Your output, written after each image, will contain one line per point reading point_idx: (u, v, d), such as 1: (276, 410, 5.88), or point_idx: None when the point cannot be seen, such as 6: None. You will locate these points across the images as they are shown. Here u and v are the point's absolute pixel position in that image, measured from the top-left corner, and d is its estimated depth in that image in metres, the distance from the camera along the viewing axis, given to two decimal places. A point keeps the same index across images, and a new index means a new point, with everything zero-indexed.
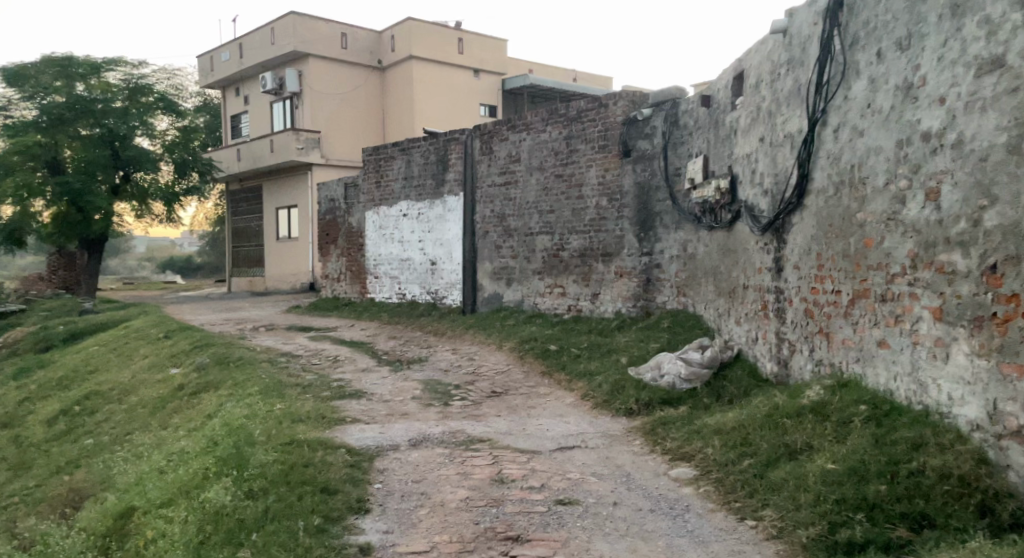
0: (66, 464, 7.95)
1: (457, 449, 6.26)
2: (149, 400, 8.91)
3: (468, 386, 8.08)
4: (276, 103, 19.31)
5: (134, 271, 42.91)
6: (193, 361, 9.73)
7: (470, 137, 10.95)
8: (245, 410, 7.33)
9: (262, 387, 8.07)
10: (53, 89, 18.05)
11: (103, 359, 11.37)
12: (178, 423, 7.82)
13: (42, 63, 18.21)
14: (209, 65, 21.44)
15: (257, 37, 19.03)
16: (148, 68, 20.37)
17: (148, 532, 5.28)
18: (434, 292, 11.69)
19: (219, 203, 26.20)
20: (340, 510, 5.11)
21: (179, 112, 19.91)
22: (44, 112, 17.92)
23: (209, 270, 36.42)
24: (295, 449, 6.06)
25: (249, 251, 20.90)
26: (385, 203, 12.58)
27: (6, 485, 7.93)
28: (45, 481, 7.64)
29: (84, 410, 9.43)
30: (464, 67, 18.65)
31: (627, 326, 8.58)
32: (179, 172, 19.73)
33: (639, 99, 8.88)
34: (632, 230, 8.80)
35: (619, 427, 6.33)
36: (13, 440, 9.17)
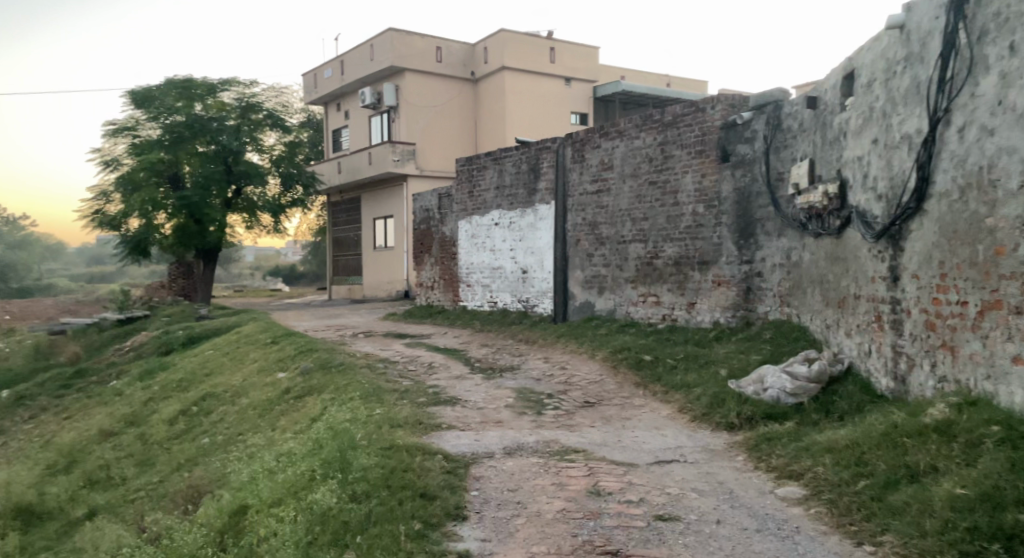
0: (186, 461, 8.40)
1: (552, 459, 6.22)
2: (259, 402, 9.31)
3: (561, 395, 8.03)
4: (374, 117, 19.89)
5: (242, 280, 45.25)
6: (299, 366, 10.09)
7: (562, 145, 10.93)
8: (348, 414, 7.53)
9: (363, 392, 8.28)
10: (175, 109, 18.97)
11: (217, 363, 11.96)
12: (285, 426, 8.12)
13: (165, 86, 19.44)
14: (313, 83, 22.33)
15: (357, 54, 19.67)
16: (260, 87, 21.18)
17: (260, 530, 5.55)
18: (526, 300, 11.71)
19: (321, 214, 27.24)
20: (439, 516, 5.18)
21: (287, 128, 20.88)
22: (167, 131, 18.90)
23: (311, 279, 37.98)
24: (395, 454, 6.18)
25: (348, 260, 21.56)
26: (478, 212, 12.71)
27: (132, 480, 8.44)
28: (167, 478, 8.09)
29: (200, 411, 9.94)
30: (555, 76, 18.65)
31: (726, 337, 8.33)
32: (286, 186, 20.70)
33: (738, 102, 8.61)
34: (732, 237, 8.54)
35: (718, 442, 6.14)
36: (139, 437, 9.77)
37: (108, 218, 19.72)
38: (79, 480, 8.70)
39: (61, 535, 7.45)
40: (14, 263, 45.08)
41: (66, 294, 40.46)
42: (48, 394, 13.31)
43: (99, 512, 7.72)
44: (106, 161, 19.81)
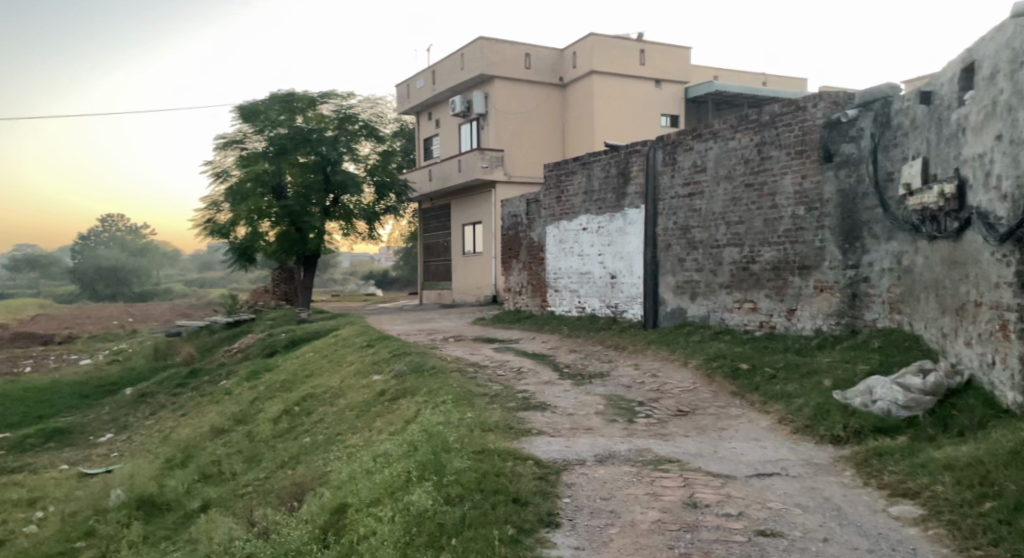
0: (289, 459, 8.71)
1: (645, 468, 6.10)
2: (356, 403, 9.56)
3: (653, 403, 7.88)
4: (463, 125, 20.17)
5: (338, 284, 46.80)
6: (393, 369, 10.32)
7: (652, 148, 10.75)
8: (441, 417, 7.63)
9: (455, 395, 8.38)
10: (278, 123, 19.89)
11: (316, 365, 12.37)
12: (380, 427, 8.31)
13: (270, 100, 20.36)
14: (406, 93, 22.86)
15: (448, 63, 20.01)
16: (356, 98, 21.82)
17: (360, 529, 5.69)
18: (615, 306, 11.58)
19: (413, 220, 27.83)
20: (532, 522, 5.20)
21: (381, 138, 21.53)
22: (271, 143, 19.80)
23: (403, 284, 38.89)
24: (488, 458, 6.22)
25: (438, 266, 21.90)
26: (566, 217, 12.66)
27: (241, 476, 8.82)
28: (272, 474, 8.42)
29: (301, 411, 10.29)
30: (645, 78, 18.41)
31: (829, 346, 7.98)
32: (380, 194, 21.28)
33: (843, 99, 8.26)
34: (835, 240, 8.18)
35: (823, 456, 5.88)
36: (246, 434, 10.21)
37: (218, 226, 20.77)
38: (193, 473, 9.16)
39: (178, 525, 7.86)
40: (137, 269, 48.31)
41: (182, 298, 42.99)
42: (165, 392, 14.10)
43: (212, 505, 8.10)
44: (218, 173, 20.86)
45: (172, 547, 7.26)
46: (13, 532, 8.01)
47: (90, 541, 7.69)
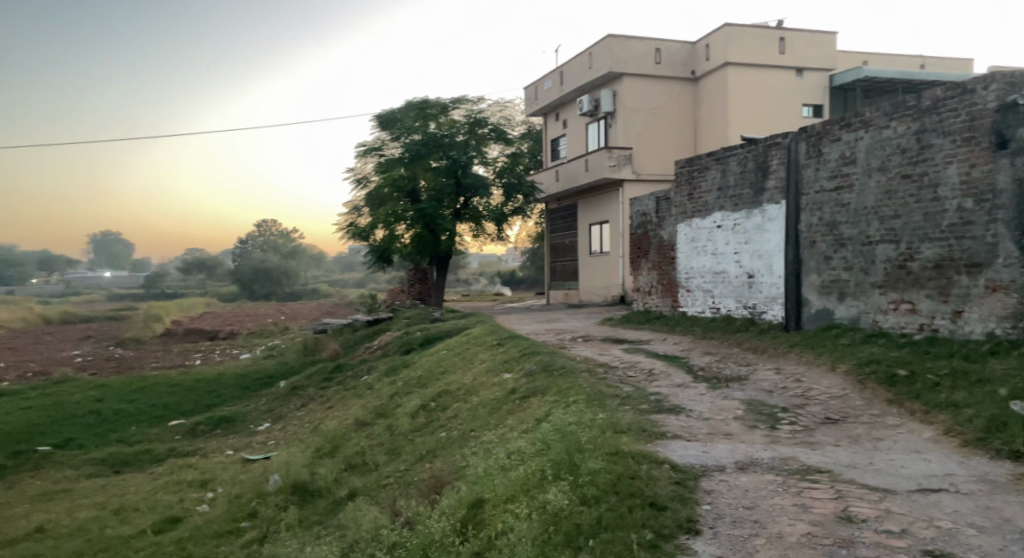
0: (427, 453, 8.93)
1: (792, 478, 5.76)
2: (488, 400, 9.66)
3: (798, 410, 7.45)
4: (591, 124, 20.02)
5: (469, 284, 47.88)
6: (523, 368, 10.35)
7: (795, 140, 10.21)
8: (573, 417, 7.55)
9: (586, 395, 8.29)
10: (413, 129, 20.67)
11: (450, 362, 12.62)
12: (513, 425, 8.35)
13: (406, 107, 21.07)
14: (533, 95, 23.01)
15: (576, 63, 19.91)
16: (485, 102, 22.24)
17: (498, 524, 5.75)
18: (753, 307, 11.08)
19: (541, 221, 27.98)
20: (670, 527, 5.09)
21: (509, 140, 21.71)
22: (407, 149, 20.46)
23: (532, 284, 39.22)
24: (623, 460, 6.10)
25: (566, 265, 21.85)
26: (699, 214, 12.26)
27: (383, 467, 9.12)
28: (412, 467, 8.66)
29: (438, 407, 10.51)
30: (785, 68, 17.57)
31: (1004, 352, 7.26)
32: (509, 194, 21.51)
33: (1019, 80, 7.50)
34: (1012, 235, 7.44)
35: (1001, 473, 5.36)
36: (387, 428, 10.57)
37: (358, 230, 21.77)
38: (340, 463, 9.57)
39: (329, 511, 8.23)
40: (286, 270, 51.51)
41: (328, 298, 45.46)
42: (314, 385, 14.88)
43: (358, 494, 8.43)
44: (359, 179, 21.87)
45: (322, 532, 7.61)
46: (188, 510, 8.67)
47: (253, 522, 8.21)
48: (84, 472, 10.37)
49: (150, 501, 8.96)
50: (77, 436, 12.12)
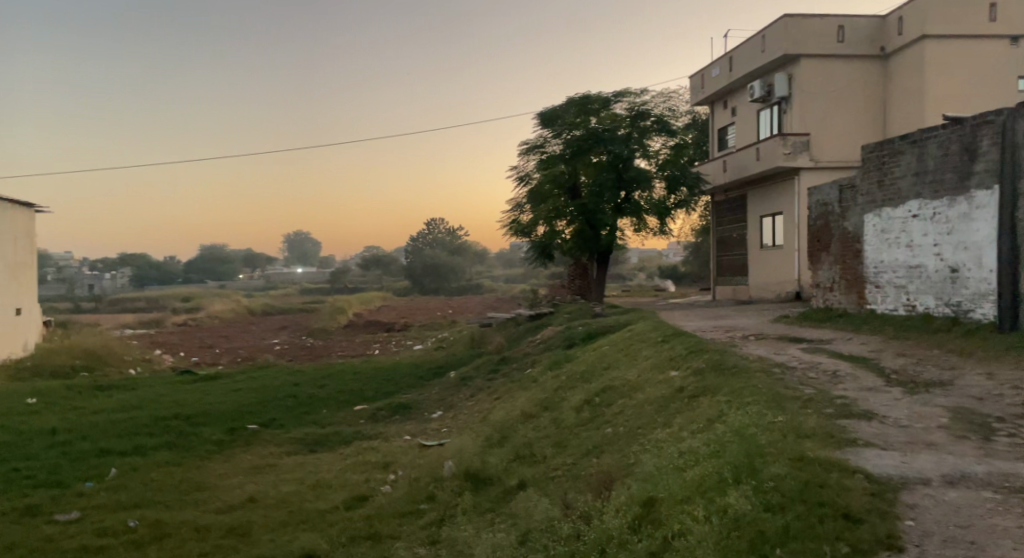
0: (594, 447, 8.83)
1: (1014, 498, 5.11)
2: (655, 398, 9.39)
3: (1017, 421, 6.64)
4: (763, 110, 19.03)
5: (630, 279, 47.38)
6: (692, 365, 9.97)
7: (1011, 117, 9.13)
8: (750, 418, 7.14)
9: (764, 397, 7.84)
10: (575, 125, 20.77)
11: (615, 357, 12.45)
12: (682, 424, 8.05)
13: (567, 104, 21.23)
14: (700, 83, 22.22)
15: (747, 47, 18.98)
16: (649, 94, 21.76)
17: (675, 525, 5.55)
18: (957, 305, 10.05)
19: (707, 214, 27.05)
20: (869, 542, 4.67)
21: (673, 131, 21.02)
22: (568, 145, 20.60)
23: (695, 279, 38.18)
24: (808, 467, 5.66)
25: (734, 260, 20.96)
26: (890, 203, 11.29)
27: (551, 459, 9.12)
28: (579, 461, 8.59)
29: (603, 402, 10.38)
30: (994, 38, 15.81)
31: None
32: (671, 187, 20.71)
33: None
34: None
35: None
36: (554, 421, 10.57)
37: (521, 226, 22.08)
38: (509, 454, 9.69)
39: (500, 500, 8.34)
40: (453, 266, 53.47)
41: (494, 292, 46.69)
42: (482, 377, 15.23)
43: (528, 485, 8.47)
44: (521, 176, 22.19)
45: (496, 519, 7.72)
46: (373, 490, 9.13)
47: (432, 504, 8.50)
48: (284, 449, 11.21)
49: (340, 479, 9.53)
50: (278, 416, 13.14)
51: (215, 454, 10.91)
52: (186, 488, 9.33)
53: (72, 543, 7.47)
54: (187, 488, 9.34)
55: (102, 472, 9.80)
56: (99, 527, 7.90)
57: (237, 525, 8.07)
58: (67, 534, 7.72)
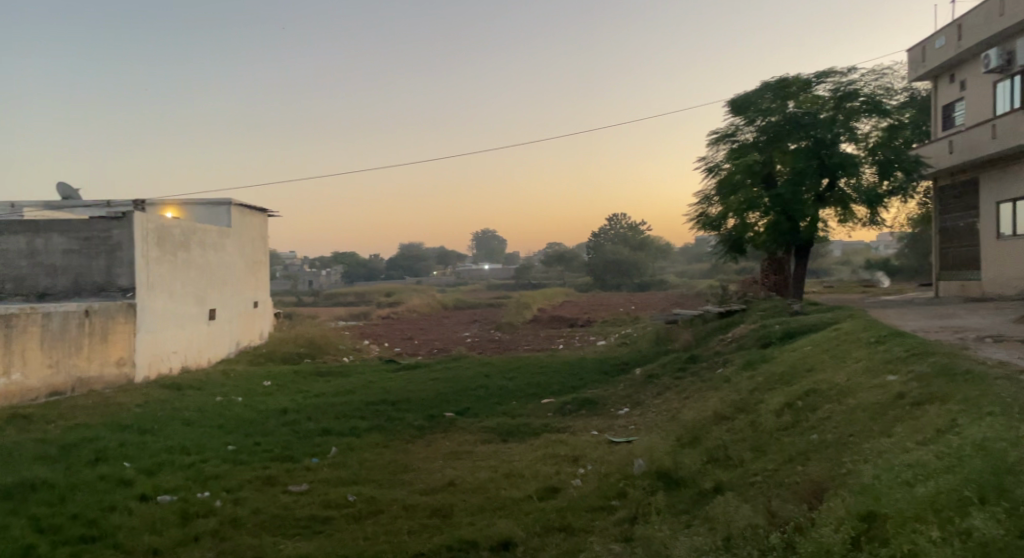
0: (798, 454, 8.21)
1: None
2: (869, 404, 8.56)
3: None
4: (1000, 82, 16.88)
5: (830, 276, 44.27)
6: (914, 369, 8.99)
7: None
8: (990, 430, 6.28)
9: (1009, 407, 6.85)
10: (771, 110, 19.51)
11: (819, 359, 11.56)
12: (903, 433, 7.26)
13: (763, 89, 20.11)
14: (921, 56, 20.15)
15: (981, 12, 16.92)
16: (859, 72, 20.01)
17: (905, 544, 5.01)
18: None
19: (925, 202, 24.54)
20: None
21: (886, 111, 19.05)
22: (763, 132, 19.52)
23: (907, 275, 34.90)
24: None
25: (961, 253, 18.79)
26: None
27: (750, 464, 8.59)
28: (782, 467, 8.03)
29: (807, 406, 9.63)
30: None
31: None
32: (884, 173, 18.83)
33: None
34: None
35: None
36: (751, 424, 9.98)
37: (710, 219, 21.23)
38: (702, 455, 9.29)
39: (695, 503, 7.98)
40: (638, 262, 52.82)
41: (681, 288, 45.55)
42: (669, 374, 14.82)
43: (724, 489, 8.03)
44: (710, 168, 21.32)
45: (693, 522, 7.40)
46: (563, 482, 9.12)
47: (624, 501, 8.33)
48: (479, 438, 11.53)
49: (533, 469, 9.62)
50: (472, 405, 13.56)
51: (418, 439, 11.45)
52: (394, 470, 9.84)
53: (303, 513, 8.12)
54: (394, 469, 9.85)
55: (324, 450, 10.60)
56: (324, 500, 8.52)
57: (439, 507, 8.37)
58: (299, 504, 8.42)
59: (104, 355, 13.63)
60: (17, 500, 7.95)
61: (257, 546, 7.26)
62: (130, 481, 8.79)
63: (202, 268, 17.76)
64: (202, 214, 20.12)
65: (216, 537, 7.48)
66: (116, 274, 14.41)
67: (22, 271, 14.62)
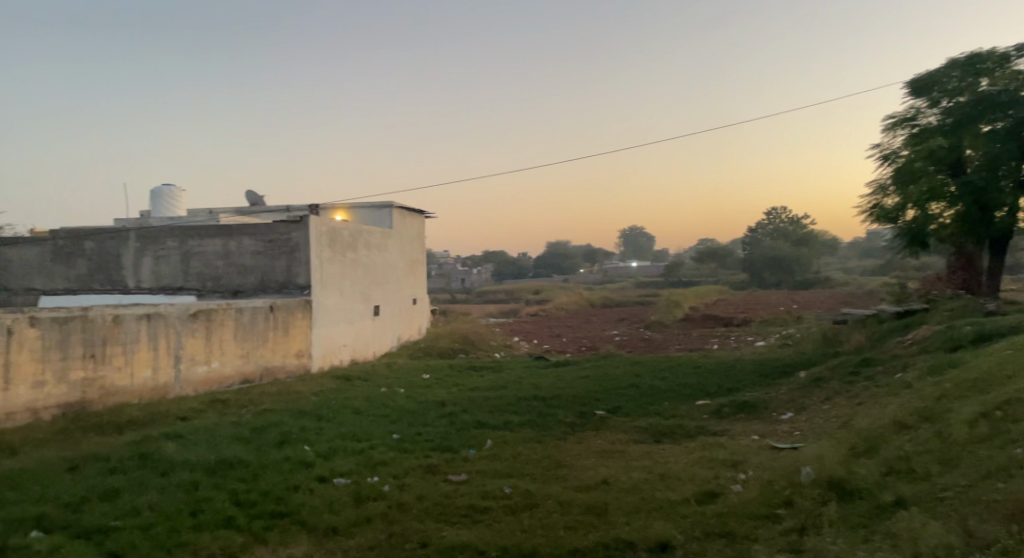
0: (998, 469, 7.33)
1: None
2: None
3: None
4: None
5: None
6: None
7: None
8: None
9: None
10: (959, 91, 17.91)
11: (1021, 365, 10.28)
12: None
13: (948, 67, 18.46)
14: None
15: None
16: None
17: None
18: None
19: None
20: None
21: None
22: (949, 114, 17.85)
23: None
24: None
25: None
26: None
27: (938, 477, 7.78)
28: (978, 484, 7.20)
29: (1007, 417, 8.60)
30: None
31: None
32: None
33: None
34: None
35: None
36: (938, 434, 9.07)
37: (886, 211, 19.58)
38: (880, 466, 8.56)
39: (873, 517, 7.36)
40: (801, 258, 50.00)
41: (848, 286, 42.62)
42: (838, 378, 13.84)
43: (909, 504, 7.32)
44: (886, 155, 19.66)
45: (872, 537, 6.83)
46: (724, 487, 8.74)
47: (792, 511, 7.85)
48: (631, 437, 11.32)
49: (689, 472, 9.30)
50: (624, 404, 13.35)
51: (570, 435, 11.43)
52: (547, 465, 9.84)
53: (463, 502, 8.30)
54: (548, 464, 9.86)
55: (480, 442, 10.82)
56: (482, 490, 8.68)
57: (595, 504, 8.27)
58: (458, 493, 8.61)
59: (286, 347, 14.70)
60: (216, 475, 8.70)
61: (422, 531, 7.49)
62: (309, 463, 9.38)
63: (367, 267, 18.71)
64: (367, 216, 21.22)
65: (386, 520, 7.82)
66: (295, 273, 15.61)
67: (220, 271, 15.89)
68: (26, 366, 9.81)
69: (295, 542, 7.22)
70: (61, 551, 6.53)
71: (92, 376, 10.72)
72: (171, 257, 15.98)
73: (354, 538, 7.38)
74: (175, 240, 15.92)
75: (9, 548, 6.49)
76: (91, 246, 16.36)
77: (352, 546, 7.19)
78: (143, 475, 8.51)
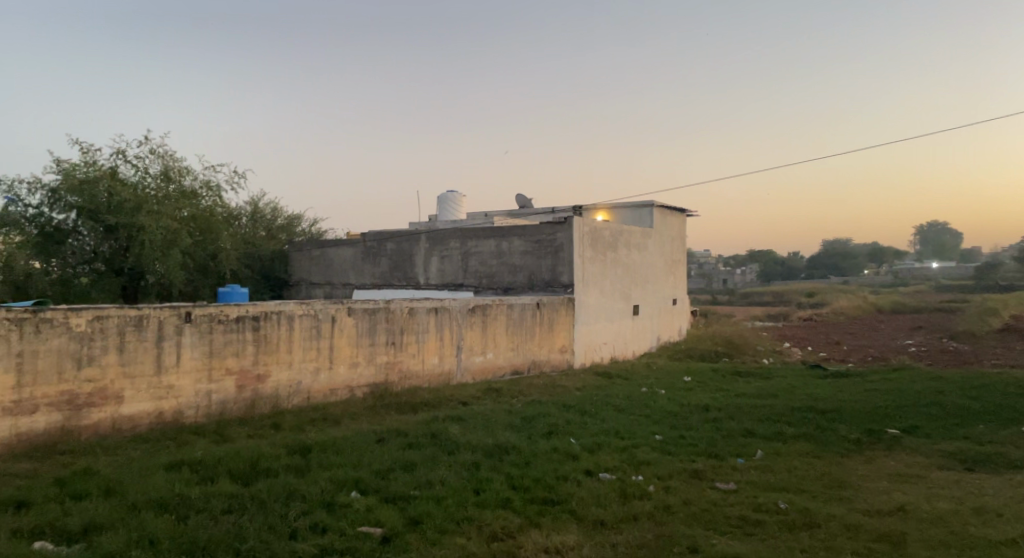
0: None
1: None
2: None
3: None
4: None
5: None
6: None
7: None
8: None
9: None
10: None
11: None
12: None
13: None
14: None
15: None
16: None
17: None
18: None
19: None
20: None
21: None
22: None
23: None
24: None
25: None
26: None
27: None
28: None
29: None
30: None
31: None
32: None
33: None
34: None
35: None
36: None
37: None
38: None
39: None
40: None
41: None
42: None
43: None
44: None
45: None
46: None
47: None
48: (934, 462, 10.17)
49: (1014, 510, 8.12)
50: (923, 424, 12.03)
51: (854, 453, 10.59)
52: (828, 483, 9.23)
53: (734, 512, 8.10)
54: (829, 482, 9.24)
55: (749, 452, 10.44)
56: (755, 502, 8.40)
57: (889, 533, 7.59)
58: (728, 502, 8.42)
59: (552, 342, 15.41)
60: (496, 459, 9.40)
61: (691, 536, 7.44)
62: (577, 456, 9.75)
63: (628, 267, 18.93)
64: (628, 216, 21.51)
65: (653, 520, 7.90)
66: (560, 272, 16.20)
67: (493, 269, 17.05)
68: (345, 350, 11.37)
69: (566, 529, 7.56)
70: (373, 511, 7.51)
71: (392, 361, 12.13)
72: (454, 256, 17.50)
73: (623, 534, 7.53)
74: (457, 241, 17.42)
75: (336, 503, 7.60)
76: (392, 246, 18.50)
77: (622, 541, 7.34)
78: (435, 452, 9.46)
